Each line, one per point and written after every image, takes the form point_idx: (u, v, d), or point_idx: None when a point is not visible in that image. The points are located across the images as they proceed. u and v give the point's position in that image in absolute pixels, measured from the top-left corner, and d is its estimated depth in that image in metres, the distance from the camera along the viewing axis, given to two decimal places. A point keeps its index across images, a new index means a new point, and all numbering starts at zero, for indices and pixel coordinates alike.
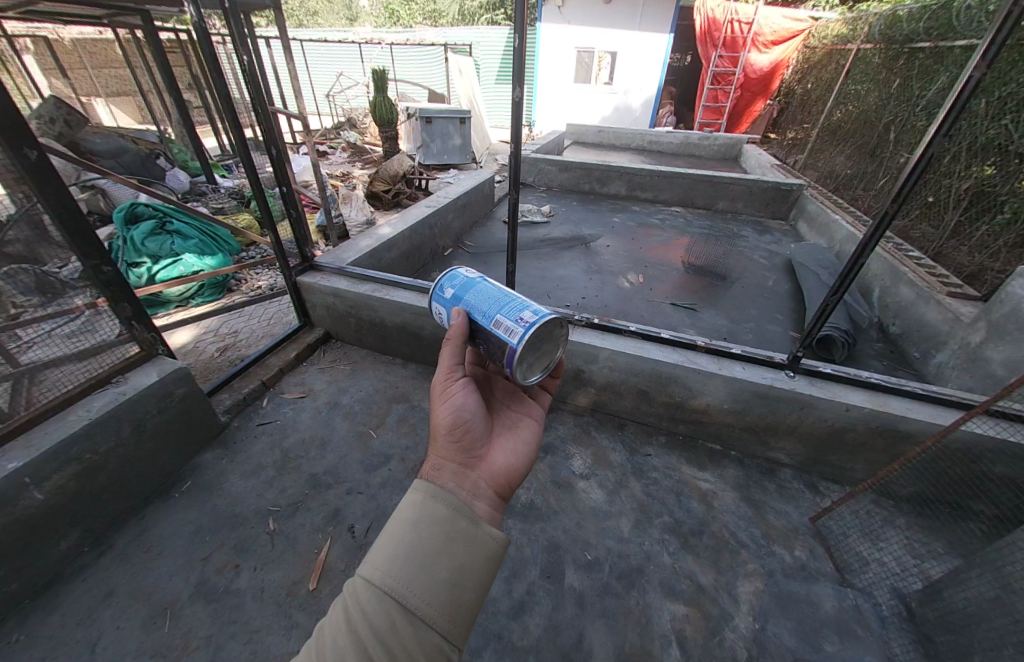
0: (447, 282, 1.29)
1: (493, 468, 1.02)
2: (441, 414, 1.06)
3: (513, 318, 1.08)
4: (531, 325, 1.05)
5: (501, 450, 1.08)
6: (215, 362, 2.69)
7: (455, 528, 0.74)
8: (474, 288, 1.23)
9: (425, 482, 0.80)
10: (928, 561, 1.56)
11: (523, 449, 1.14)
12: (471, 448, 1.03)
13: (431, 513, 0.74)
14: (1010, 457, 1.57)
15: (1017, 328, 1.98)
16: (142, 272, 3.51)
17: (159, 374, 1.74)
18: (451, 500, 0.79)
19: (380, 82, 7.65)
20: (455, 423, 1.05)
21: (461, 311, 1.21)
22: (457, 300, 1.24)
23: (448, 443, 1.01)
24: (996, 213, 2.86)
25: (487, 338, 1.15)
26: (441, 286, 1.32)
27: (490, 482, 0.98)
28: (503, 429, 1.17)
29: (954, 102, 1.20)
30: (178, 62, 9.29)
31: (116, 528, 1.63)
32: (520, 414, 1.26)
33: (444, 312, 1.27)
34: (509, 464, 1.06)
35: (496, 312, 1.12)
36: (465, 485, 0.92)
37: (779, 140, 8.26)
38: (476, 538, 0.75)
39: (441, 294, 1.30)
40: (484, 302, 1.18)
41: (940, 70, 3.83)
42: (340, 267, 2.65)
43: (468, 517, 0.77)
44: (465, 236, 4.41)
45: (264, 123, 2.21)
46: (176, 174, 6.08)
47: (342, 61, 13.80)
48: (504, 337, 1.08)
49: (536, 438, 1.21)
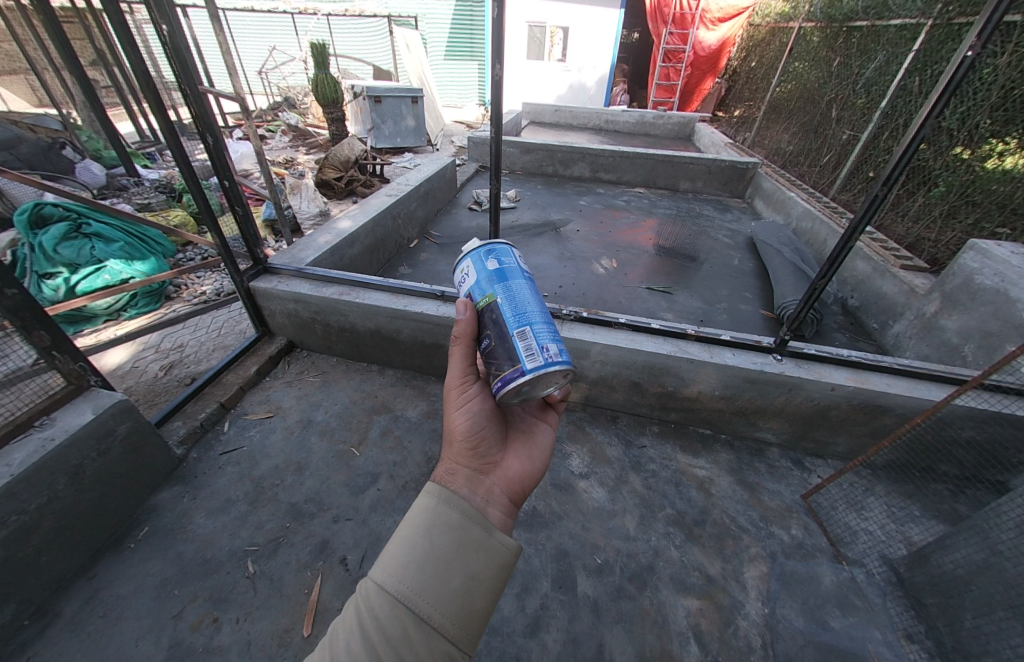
0: (498, 255, 1.08)
1: (508, 473, 0.95)
2: (456, 420, 0.97)
3: (539, 344, 0.94)
4: (552, 363, 0.93)
5: (516, 454, 1.00)
6: (160, 383, 2.38)
7: (466, 536, 0.70)
8: (516, 282, 1.04)
9: (436, 486, 0.76)
10: (909, 526, 1.69)
11: (537, 453, 1.06)
12: (487, 453, 0.95)
13: (443, 520, 0.70)
14: (978, 420, 1.69)
15: (969, 298, 2.12)
16: (59, 283, 3.05)
17: (95, 410, 1.48)
18: (463, 506, 0.74)
19: (320, 57, 7.00)
20: (470, 428, 0.97)
21: (489, 300, 1.02)
22: (493, 284, 1.04)
23: (462, 449, 0.93)
24: (931, 187, 3.00)
25: (497, 343, 0.97)
26: (487, 254, 1.10)
27: (505, 489, 0.91)
28: (518, 431, 1.09)
29: (948, 84, 1.21)
30: (77, 35, 8.06)
31: (61, 593, 1.40)
32: (534, 415, 1.16)
33: (472, 285, 1.08)
34: (523, 470, 0.98)
35: (524, 322, 0.96)
36: (478, 491, 0.86)
37: (728, 118, 8.48)
38: (488, 548, 0.71)
39: (479, 262, 1.09)
40: (518, 302, 1.00)
41: (876, 48, 3.97)
42: (299, 268, 2.39)
43: (480, 524, 0.73)
44: (429, 225, 4.17)
45: (195, 105, 1.90)
46: (87, 165, 5.29)
47: (272, 34, 12.55)
48: (518, 354, 0.93)
49: (552, 441, 1.12)
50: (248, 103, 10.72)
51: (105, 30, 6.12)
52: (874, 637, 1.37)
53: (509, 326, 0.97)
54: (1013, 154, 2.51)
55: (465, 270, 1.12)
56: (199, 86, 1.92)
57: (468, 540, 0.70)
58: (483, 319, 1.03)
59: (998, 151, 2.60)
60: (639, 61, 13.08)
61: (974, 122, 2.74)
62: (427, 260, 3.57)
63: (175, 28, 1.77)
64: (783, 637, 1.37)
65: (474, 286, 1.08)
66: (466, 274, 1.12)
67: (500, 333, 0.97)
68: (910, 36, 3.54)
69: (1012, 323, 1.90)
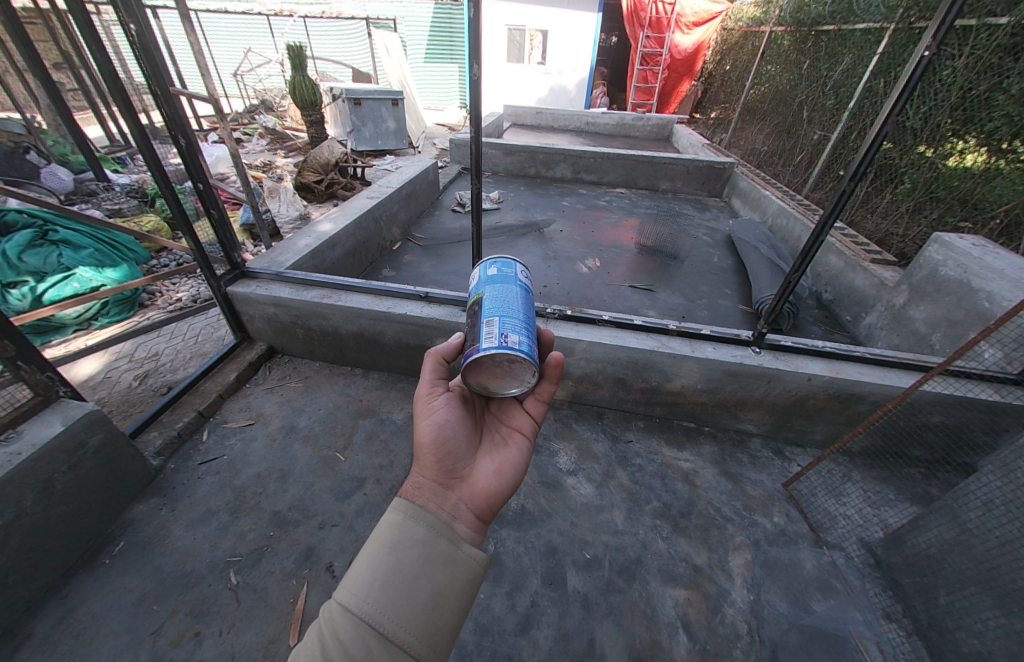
0: (498, 265, 1.19)
1: (476, 489, 0.93)
2: (423, 430, 0.96)
3: (500, 330, 0.99)
4: (506, 345, 0.96)
5: (484, 467, 0.98)
6: (135, 393, 2.30)
7: (433, 551, 0.71)
8: (499, 283, 1.13)
9: (403, 501, 0.76)
10: (885, 510, 1.75)
11: (508, 467, 1.02)
12: (454, 467, 0.94)
13: (410, 536, 0.71)
14: (947, 406, 1.76)
15: (935, 289, 2.22)
16: (24, 292, 2.92)
17: (65, 422, 1.43)
18: (430, 520, 0.75)
19: (298, 60, 6.86)
20: (438, 441, 0.95)
21: (477, 296, 1.13)
22: (484, 286, 1.14)
23: (428, 462, 0.92)
24: (898, 183, 3.12)
25: (469, 328, 1.06)
26: (492, 263, 1.21)
27: (470, 505, 0.89)
28: (489, 443, 1.06)
29: (907, 83, 1.27)
30: (40, 36, 7.77)
31: (30, 615, 1.34)
32: (507, 427, 1.12)
33: (473, 287, 1.19)
34: (491, 485, 0.96)
35: (497, 313, 1.03)
36: (444, 505, 0.85)
37: (705, 120, 8.68)
38: (456, 561, 0.72)
39: (484, 269, 1.21)
40: (498, 298, 1.08)
41: (843, 51, 4.11)
42: (278, 272, 2.34)
43: (447, 537, 0.74)
44: (412, 227, 4.15)
45: (166, 107, 1.84)
46: (54, 171, 5.10)
47: (247, 36, 12.30)
48: (479, 335, 1.01)
49: (526, 455, 1.07)
50: (224, 107, 10.46)
51: (71, 31, 5.90)
52: (854, 618, 1.41)
53: (482, 316, 1.04)
54: (972, 152, 2.64)
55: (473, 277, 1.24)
56: (169, 87, 1.87)
57: (436, 554, 0.71)
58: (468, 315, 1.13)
59: (958, 149, 2.73)
60: (618, 65, 13.29)
61: (936, 122, 2.87)
62: (410, 262, 3.54)
63: (144, 28, 1.71)
64: (768, 622, 1.40)
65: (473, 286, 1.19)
66: (473, 280, 1.23)
67: (475, 319, 1.05)
68: (875, 40, 3.67)
69: (975, 312, 1.99)
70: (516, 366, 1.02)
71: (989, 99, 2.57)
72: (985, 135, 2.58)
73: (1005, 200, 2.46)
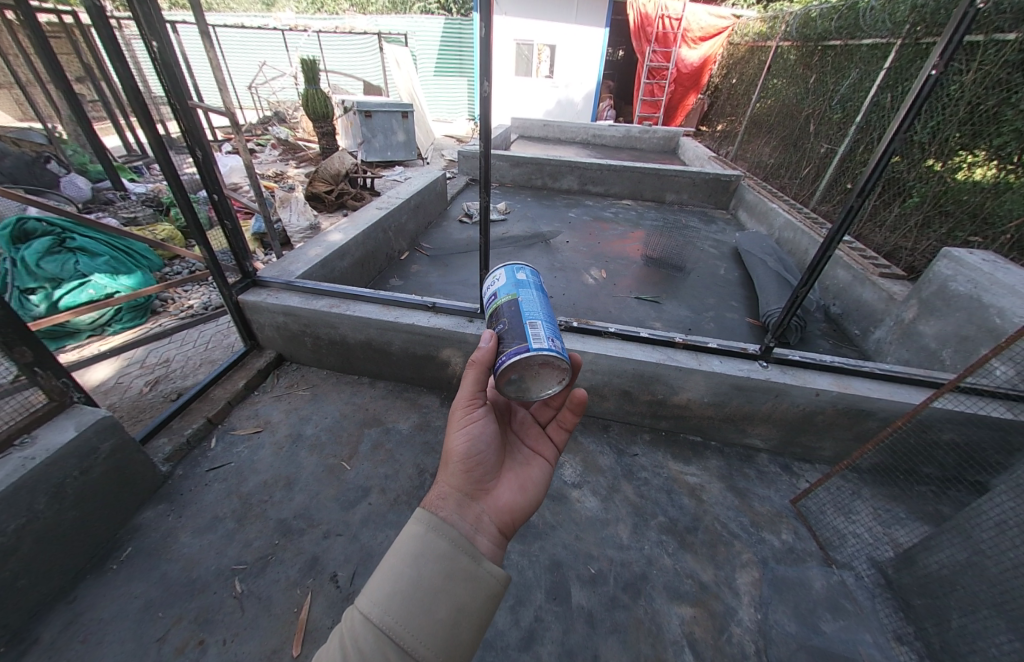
0: (522, 271, 1.20)
1: (498, 503, 0.93)
2: (456, 439, 0.97)
3: (547, 335, 1.00)
4: (554, 349, 0.98)
5: (508, 484, 0.99)
6: (145, 399, 2.34)
7: (453, 566, 0.71)
8: (531, 290, 1.15)
9: (426, 512, 0.77)
10: (896, 529, 1.72)
11: (530, 485, 1.03)
12: (481, 479, 0.95)
13: (432, 549, 0.71)
14: (959, 422, 1.73)
15: (944, 304, 2.21)
16: (40, 299, 3.04)
17: (79, 427, 1.45)
18: (453, 534, 0.75)
19: (312, 73, 7.02)
20: (468, 451, 0.97)
21: (511, 297, 1.11)
22: (517, 287, 1.14)
23: (456, 471, 0.93)
24: (907, 197, 3.12)
25: (509, 328, 1.03)
26: (515, 269, 1.21)
27: (495, 519, 0.89)
28: (513, 461, 1.07)
29: (916, 98, 1.28)
30: (65, 51, 8.06)
31: (39, 619, 1.35)
32: (531, 449, 1.14)
33: (499, 286, 1.18)
34: (515, 502, 0.96)
35: (539, 318, 1.04)
36: (468, 517, 0.85)
37: (712, 133, 8.74)
38: (475, 578, 0.71)
39: (509, 272, 1.21)
40: (534, 305, 1.10)
41: (849, 66, 4.14)
42: (289, 281, 2.37)
43: (469, 553, 0.74)
44: (420, 237, 4.20)
45: (185, 120, 1.89)
46: (72, 180, 5.25)
47: (263, 51, 12.66)
48: (526, 336, 0.99)
49: (545, 479, 1.08)
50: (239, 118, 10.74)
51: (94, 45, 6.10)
52: (864, 640, 1.39)
53: (526, 318, 1.04)
54: (982, 166, 2.63)
55: (494, 277, 1.23)
56: (188, 101, 1.93)
57: (456, 569, 0.70)
58: (499, 313, 1.10)
59: (967, 163, 2.73)
60: (625, 78, 13.46)
61: (944, 136, 2.86)
62: (418, 272, 3.58)
63: (166, 44, 1.77)
64: (776, 643, 1.37)
65: (499, 287, 1.17)
66: (495, 280, 1.22)
67: (516, 317, 1.05)
68: (881, 55, 3.70)
69: (986, 328, 1.97)
70: (550, 371, 1.02)
71: (998, 114, 2.58)
72: (995, 149, 2.58)
73: (1016, 215, 2.45)
